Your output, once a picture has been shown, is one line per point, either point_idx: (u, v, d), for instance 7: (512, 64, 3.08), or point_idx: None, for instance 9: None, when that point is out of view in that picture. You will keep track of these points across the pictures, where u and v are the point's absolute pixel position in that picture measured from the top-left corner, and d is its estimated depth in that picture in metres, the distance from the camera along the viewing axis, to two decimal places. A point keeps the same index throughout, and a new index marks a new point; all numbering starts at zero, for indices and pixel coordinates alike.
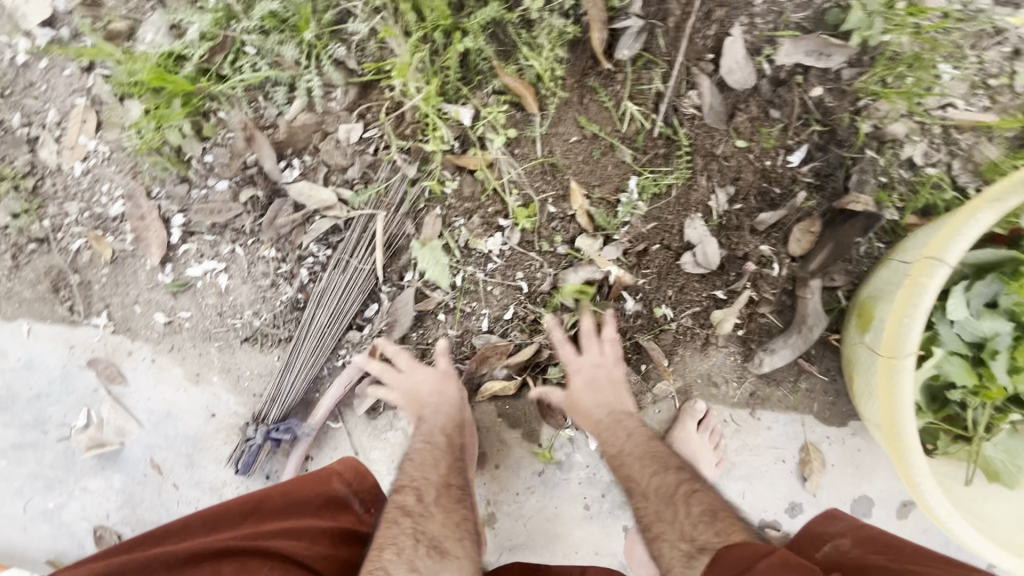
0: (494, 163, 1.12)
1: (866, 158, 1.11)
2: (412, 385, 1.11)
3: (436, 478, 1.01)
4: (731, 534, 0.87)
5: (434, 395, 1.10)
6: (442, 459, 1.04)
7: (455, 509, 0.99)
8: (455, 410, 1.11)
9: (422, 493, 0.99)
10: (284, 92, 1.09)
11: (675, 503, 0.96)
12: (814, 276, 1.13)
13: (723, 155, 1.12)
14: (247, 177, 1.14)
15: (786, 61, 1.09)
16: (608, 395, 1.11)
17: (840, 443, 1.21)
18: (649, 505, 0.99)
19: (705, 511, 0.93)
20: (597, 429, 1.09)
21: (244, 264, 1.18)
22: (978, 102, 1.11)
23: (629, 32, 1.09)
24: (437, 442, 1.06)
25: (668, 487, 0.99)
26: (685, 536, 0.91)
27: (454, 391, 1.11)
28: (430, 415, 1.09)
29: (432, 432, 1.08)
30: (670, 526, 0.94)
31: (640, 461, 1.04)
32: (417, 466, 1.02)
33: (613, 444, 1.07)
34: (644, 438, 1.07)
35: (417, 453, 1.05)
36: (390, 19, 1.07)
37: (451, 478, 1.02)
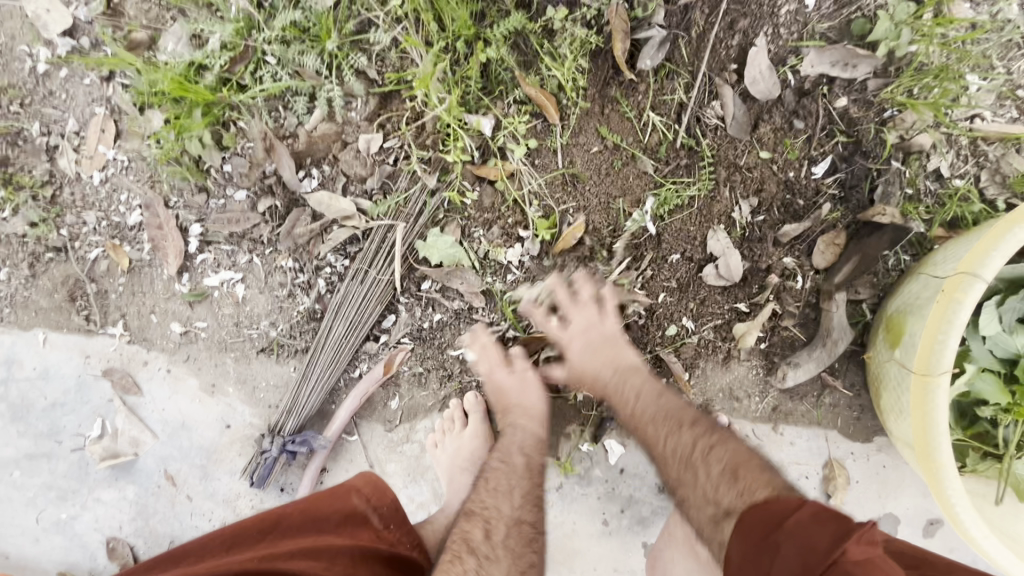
0: (515, 174, 1.11)
1: (892, 169, 1.10)
2: (499, 390, 1.13)
3: (508, 513, 1.02)
4: (753, 494, 0.84)
5: (518, 404, 1.11)
6: (518, 488, 1.05)
7: (521, 554, 0.99)
8: (535, 427, 1.10)
9: (491, 523, 1.00)
10: (304, 102, 1.08)
11: (694, 464, 0.93)
12: (838, 289, 1.12)
13: (747, 166, 1.11)
14: (265, 186, 1.13)
15: (810, 71, 1.08)
16: (610, 356, 1.08)
17: (865, 459, 1.19)
18: (670, 469, 0.96)
19: (727, 471, 0.89)
20: (604, 390, 1.07)
21: (261, 274, 1.17)
22: (1005, 113, 1.09)
23: (652, 43, 1.08)
24: (513, 464, 1.06)
25: (684, 448, 0.95)
26: (709, 498, 0.89)
27: (535, 398, 1.12)
28: (514, 425, 1.10)
29: (507, 453, 1.08)
30: (694, 490, 0.92)
31: (653, 420, 1.00)
32: (492, 492, 1.03)
33: (623, 403, 1.04)
34: (650, 394, 1.03)
35: (494, 474, 1.06)
36: (412, 29, 1.06)
37: (522, 514, 1.03)
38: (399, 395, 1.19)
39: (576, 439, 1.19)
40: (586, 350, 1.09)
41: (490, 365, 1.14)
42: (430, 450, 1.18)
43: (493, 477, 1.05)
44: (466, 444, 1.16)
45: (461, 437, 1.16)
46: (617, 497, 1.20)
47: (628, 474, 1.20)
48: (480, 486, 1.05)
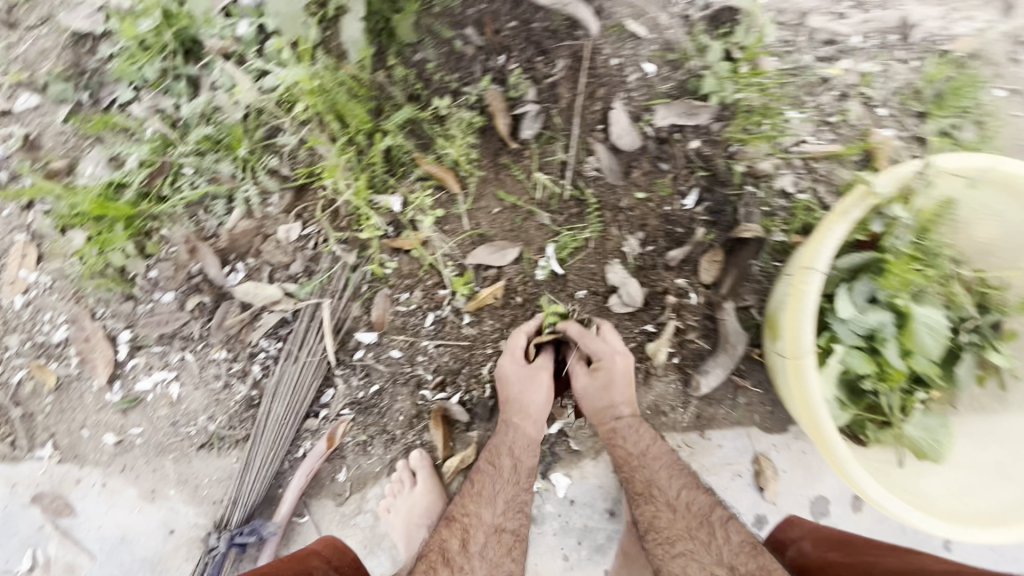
0: (427, 241, 1.22)
1: (748, 193, 1.29)
2: (506, 378, 1.15)
3: (487, 521, 1.07)
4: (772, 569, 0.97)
5: (523, 395, 1.14)
6: (501, 494, 1.10)
7: (499, 560, 1.05)
8: (531, 429, 1.14)
9: (469, 531, 1.06)
10: (223, 204, 1.17)
11: (711, 524, 1.04)
12: (726, 299, 1.28)
13: (628, 207, 1.28)
14: (192, 286, 1.19)
15: (662, 123, 1.28)
16: (623, 390, 1.14)
17: (786, 449, 1.29)
18: (680, 520, 1.05)
19: (747, 545, 1.01)
20: (613, 425, 1.13)
21: (195, 370, 1.20)
22: (825, 136, 1.33)
23: (528, 116, 1.27)
24: (501, 469, 1.11)
25: (702, 505, 1.07)
26: (722, 560, 1.00)
27: (537, 399, 1.14)
28: (511, 423, 1.14)
29: (505, 450, 1.13)
30: (696, 545, 1.03)
31: (668, 470, 1.10)
32: (478, 499, 1.09)
33: (637, 447, 1.12)
34: (661, 451, 1.13)
35: (479, 481, 1.12)
36: (317, 130, 1.19)
37: (502, 522, 1.08)
38: (346, 467, 1.22)
39: None
40: (617, 383, 1.14)
41: (511, 349, 1.17)
42: (383, 516, 1.20)
43: (478, 483, 1.11)
44: (417, 501, 1.18)
45: (410, 496, 1.19)
46: (571, 529, 1.25)
47: (579, 504, 1.25)
48: (466, 493, 1.11)
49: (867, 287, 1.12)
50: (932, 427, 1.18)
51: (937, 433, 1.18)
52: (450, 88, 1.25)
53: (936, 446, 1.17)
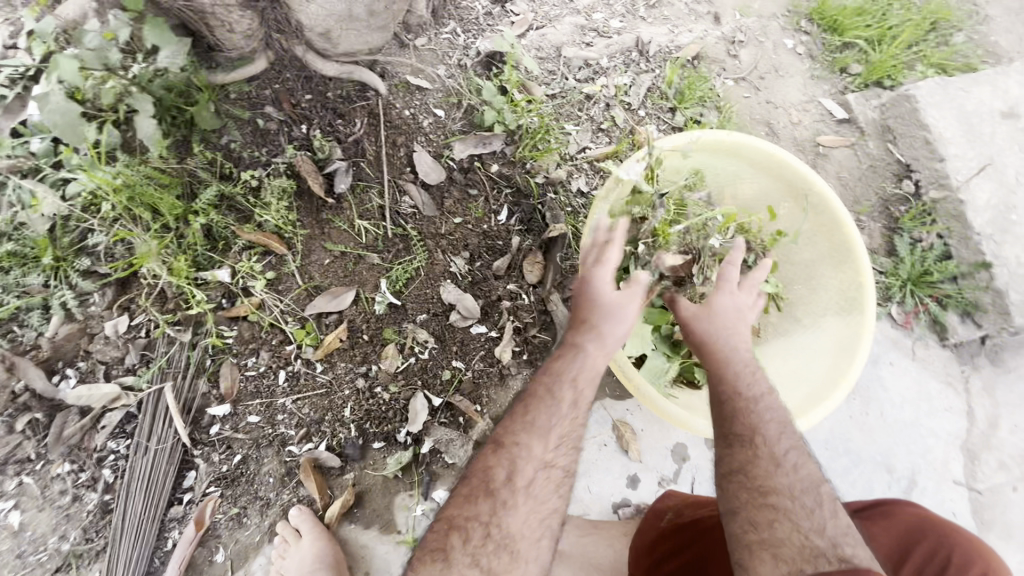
0: (263, 304, 1.28)
1: (549, 199, 1.49)
2: (591, 293, 1.07)
3: (537, 454, 0.97)
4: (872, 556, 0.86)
5: (603, 315, 1.06)
6: (556, 427, 0.99)
7: (545, 499, 0.97)
8: (599, 358, 1.04)
9: (519, 464, 0.97)
10: (39, 314, 1.16)
11: (817, 497, 0.94)
12: (553, 292, 1.44)
13: (448, 232, 1.42)
14: (20, 405, 1.15)
15: (462, 155, 1.46)
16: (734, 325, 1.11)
17: (640, 410, 1.45)
18: (776, 480, 0.95)
19: (850, 528, 0.91)
20: (724, 359, 1.08)
21: (37, 491, 1.15)
22: (601, 141, 1.57)
23: (339, 172, 1.38)
24: (561, 398, 1.01)
25: (807, 476, 0.97)
26: (819, 533, 0.89)
27: (615, 328, 1.06)
28: (584, 348, 1.04)
29: (573, 376, 1.02)
30: (792, 510, 0.92)
31: (778, 429, 1.02)
32: (534, 426, 0.99)
33: (748, 391, 1.05)
34: (782, 414, 1.04)
35: (534, 406, 1.00)
36: (128, 223, 1.23)
37: (556, 462, 0.98)
38: (223, 546, 1.20)
39: (408, 506, 1.28)
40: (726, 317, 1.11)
41: (604, 271, 1.08)
42: None
43: (536, 408, 1.00)
44: (307, 552, 1.16)
45: (298, 550, 1.17)
46: None
47: None
48: (513, 419, 1.01)
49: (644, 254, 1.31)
50: None
51: None
52: (260, 162, 1.35)
53: None
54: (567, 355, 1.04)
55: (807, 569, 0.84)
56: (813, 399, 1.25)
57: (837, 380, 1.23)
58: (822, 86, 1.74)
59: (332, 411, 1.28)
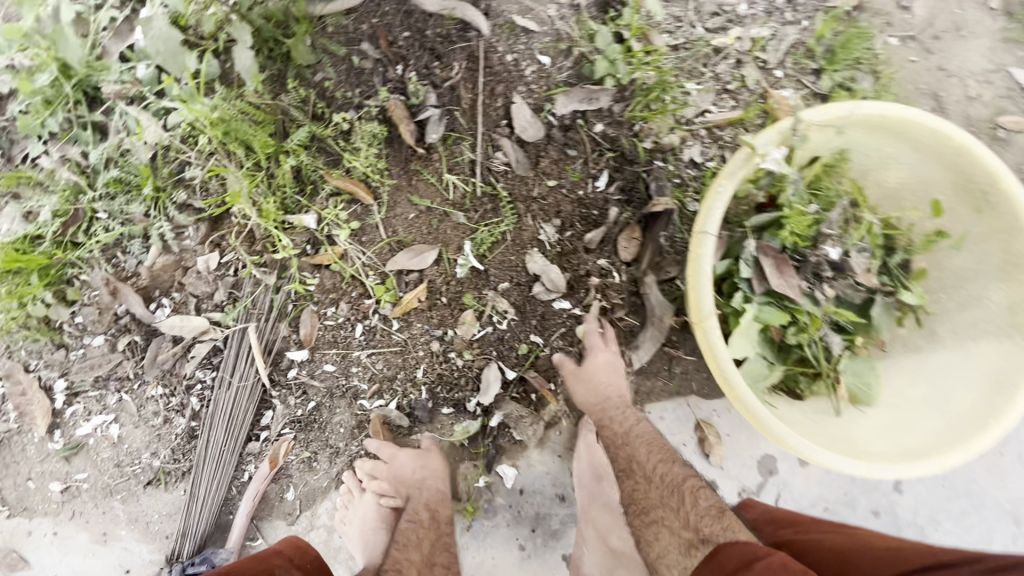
0: (346, 255, 1.25)
1: (656, 168, 1.33)
2: (399, 471, 1.20)
3: (419, 559, 1.09)
4: (736, 530, 1.02)
5: (419, 469, 1.19)
6: (426, 538, 1.13)
7: None
8: (441, 486, 1.20)
9: (402, 575, 1.06)
10: (139, 243, 1.19)
11: (681, 491, 1.09)
12: (648, 273, 1.30)
13: (540, 196, 1.30)
14: (121, 326, 1.21)
15: (564, 110, 1.31)
16: (607, 377, 1.22)
17: (727, 413, 1.32)
18: (654, 489, 1.12)
19: (713, 509, 1.06)
20: (606, 407, 1.19)
21: (134, 409, 1.22)
22: (725, 104, 1.36)
23: (432, 121, 1.29)
24: (422, 518, 1.16)
25: (675, 477, 1.11)
26: (688, 524, 1.05)
27: (436, 465, 1.21)
28: (416, 489, 1.19)
29: (419, 505, 1.17)
30: (672, 514, 1.08)
31: (648, 446, 1.15)
32: (404, 546, 1.12)
33: (622, 427, 1.18)
34: (648, 432, 1.18)
35: (403, 534, 1.14)
36: (223, 159, 1.21)
37: (434, 558, 1.10)
38: (293, 485, 1.23)
39: (472, 476, 1.26)
40: (602, 368, 1.23)
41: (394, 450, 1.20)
42: (338, 528, 1.20)
43: (403, 532, 1.14)
44: (370, 509, 1.18)
45: (361, 504, 1.19)
46: (525, 518, 1.26)
47: (529, 493, 1.27)
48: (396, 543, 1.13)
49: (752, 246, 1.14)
50: (861, 371, 1.21)
51: (867, 376, 1.20)
52: (352, 103, 1.27)
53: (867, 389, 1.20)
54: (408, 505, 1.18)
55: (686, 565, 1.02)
56: (951, 439, 1.07)
57: (987, 422, 1.04)
58: (1015, 53, 1.40)
59: (405, 371, 1.25)
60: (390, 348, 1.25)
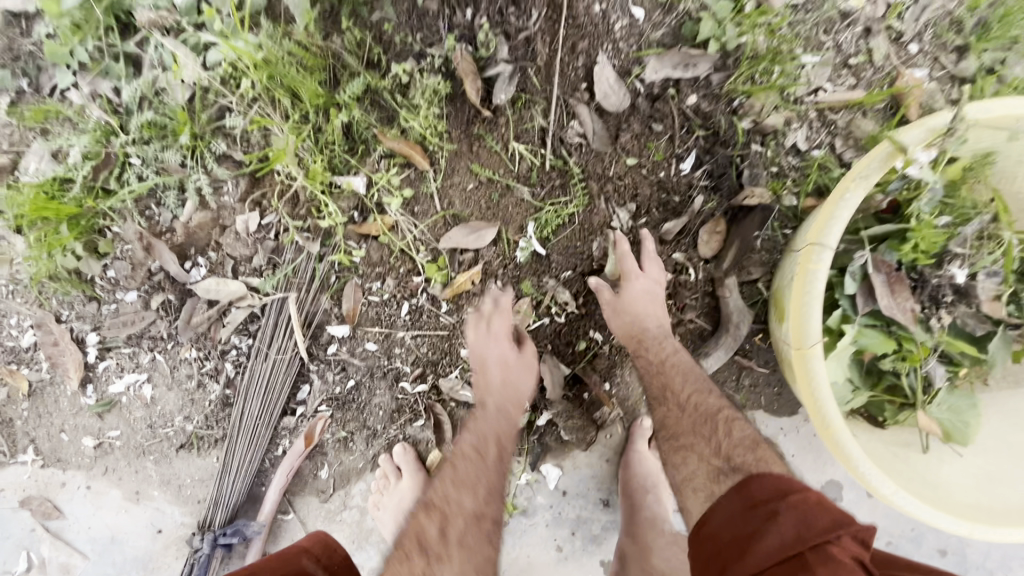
0: (396, 226, 1.13)
1: (752, 153, 1.15)
2: (484, 361, 1.08)
3: (469, 508, 0.99)
4: (767, 465, 0.89)
5: (500, 386, 1.07)
6: (483, 480, 1.01)
7: (478, 548, 0.96)
8: (516, 411, 1.07)
9: (448, 519, 0.97)
10: (175, 195, 1.09)
11: (715, 422, 0.97)
12: (729, 274, 1.16)
13: (617, 175, 1.15)
14: (155, 283, 1.14)
15: (655, 77, 1.13)
16: (653, 306, 1.08)
17: (795, 432, 1.20)
18: (684, 419, 0.99)
19: (748, 441, 0.95)
20: (643, 338, 1.06)
21: (167, 370, 1.16)
22: (844, 82, 1.16)
23: (501, 77, 1.12)
24: (486, 453, 1.03)
25: (709, 407, 0.99)
26: (719, 452, 0.94)
27: (526, 387, 1.09)
28: (497, 408, 1.07)
29: (489, 428, 1.05)
30: (703, 442, 0.96)
31: (683, 377, 1.03)
32: (456, 484, 1.00)
33: (662, 354, 1.05)
34: (690, 364, 1.05)
35: (460, 462, 1.02)
36: (266, 107, 1.07)
37: (486, 510, 0.99)
38: (328, 463, 1.18)
39: (513, 473, 1.19)
40: (643, 297, 1.08)
41: (489, 334, 1.09)
42: (372, 512, 1.17)
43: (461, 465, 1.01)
44: (405, 496, 1.13)
45: (397, 491, 1.14)
46: (565, 520, 1.20)
47: (571, 495, 1.20)
48: (446, 471, 1.02)
49: (864, 258, 0.98)
50: (960, 408, 1.07)
51: (966, 415, 1.07)
52: (412, 51, 1.11)
53: (965, 428, 1.06)
54: (473, 422, 1.06)
55: (713, 490, 0.90)
56: None
57: None
58: None
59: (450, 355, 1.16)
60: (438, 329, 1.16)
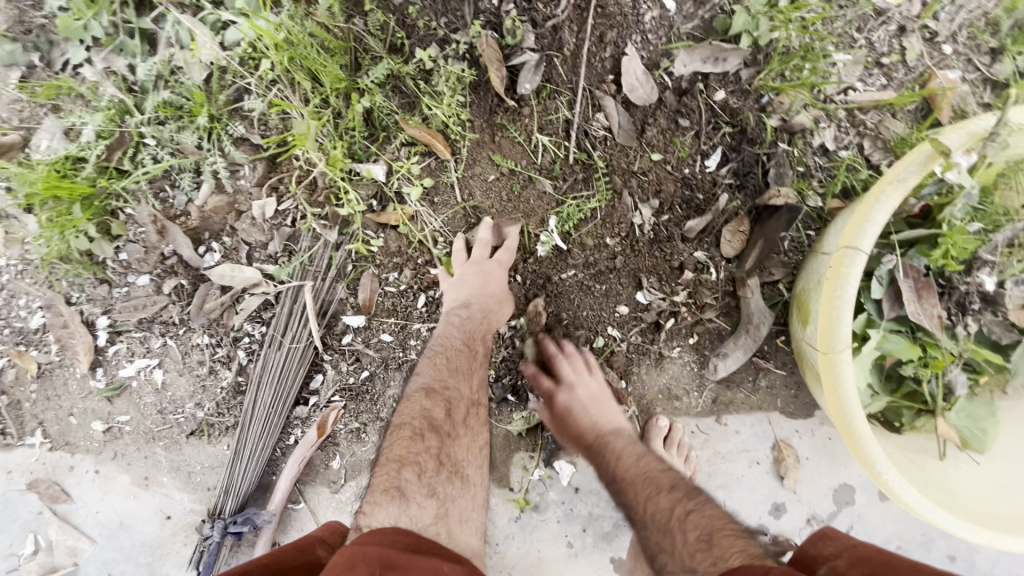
0: (415, 216, 1.11)
1: (780, 152, 1.13)
2: (465, 279, 1.08)
3: (467, 394, 1.04)
4: (726, 560, 0.78)
5: (480, 298, 1.07)
6: (476, 374, 1.06)
7: (477, 428, 1.05)
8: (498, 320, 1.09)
9: (452, 405, 1.02)
10: (190, 178, 1.06)
11: (672, 530, 0.88)
12: (751, 275, 1.13)
13: (641, 170, 1.13)
14: (168, 268, 1.11)
15: (683, 71, 1.11)
16: (586, 416, 1.08)
17: (810, 435, 1.20)
18: (651, 534, 0.91)
19: (704, 535, 0.83)
20: (590, 452, 1.06)
21: (178, 355, 1.14)
22: (875, 82, 1.14)
23: (527, 67, 1.09)
24: (475, 352, 1.06)
25: (663, 511, 0.91)
26: (687, 567, 0.83)
27: (506, 309, 1.09)
28: (483, 313, 1.07)
29: (473, 328, 1.07)
30: (671, 557, 0.86)
31: (633, 485, 0.97)
32: (453, 373, 1.03)
33: (607, 470, 1.02)
34: (637, 460, 1.01)
35: (453, 357, 1.04)
36: (286, 90, 1.05)
37: (480, 396, 1.07)
38: (339, 454, 1.17)
39: (526, 468, 1.18)
40: (576, 411, 1.08)
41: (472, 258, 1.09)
42: None
43: (457, 360, 1.04)
44: None
45: None
46: (576, 517, 1.19)
47: (584, 492, 1.19)
48: (436, 361, 1.04)
49: (892, 263, 0.97)
50: (979, 415, 1.06)
51: (985, 422, 1.05)
52: (436, 36, 1.08)
53: (982, 436, 1.05)
54: (459, 321, 1.06)
55: None
56: None
57: None
58: None
59: None
60: None
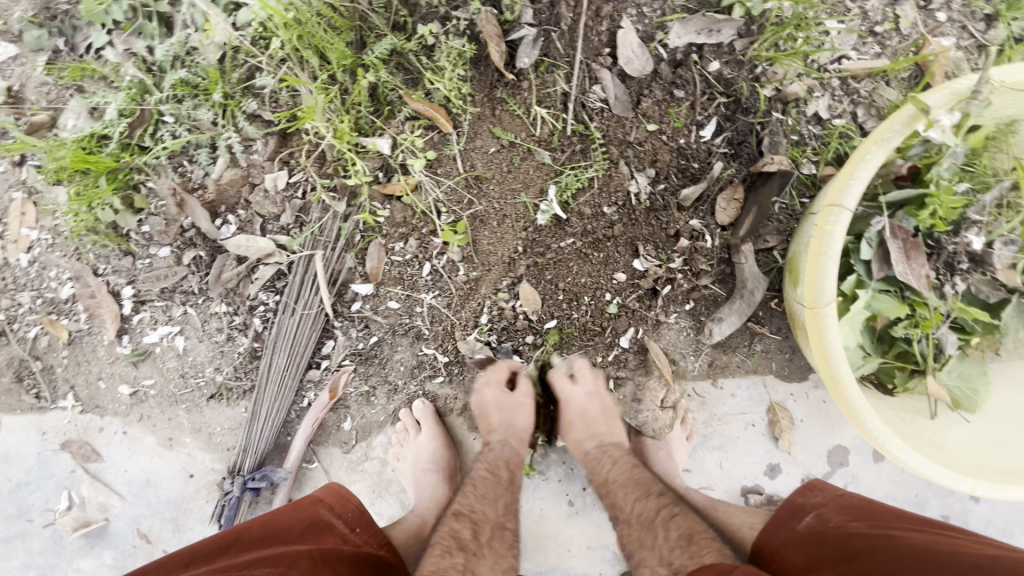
0: (419, 187, 1.16)
1: (773, 120, 1.15)
2: (483, 409, 1.14)
3: (493, 517, 0.98)
4: (703, 557, 0.84)
5: (504, 423, 1.12)
6: (502, 498, 1.02)
7: (504, 553, 0.93)
8: (519, 444, 1.11)
9: (476, 527, 0.94)
10: (206, 153, 1.12)
11: (655, 527, 0.94)
12: (746, 241, 1.16)
13: (637, 141, 1.16)
14: (187, 240, 1.18)
15: (678, 43, 1.14)
16: (584, 428, 1.13)
17: (805, 398, 1.23)
18: (633, 531, 0.97)
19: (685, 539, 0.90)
20: (587, 458, 1.11)
21: (198, 323, 1.21)
22: (868, 50, 1.16)
23: (525, 42, 1.13)
24: (500, 477, 1.05)
25: (647, 510, 0.97)
26: (664, 560, 0.89)
27: (522, 420, 1.13)
28: (502, 442, 1.10)
29: (496, 457, 1.08)
30: (651, 551, 0.92)
31: (623, 487, 1.03)
32: (480, 498, 1.00)
33: (602, 473, 1.08)
34: (631, 470, 1.06)
35: (479, 481, 1.03)
36: (296, 67, 1.10)
37: (505, 521, 0.99)
38: (351, 416, 1.23)
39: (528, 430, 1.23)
40: (577, 417, 1.14)
41: (486, 382, 1.16)
42: (391, 463, 1.20)
43: (484, 484, 1.03)
44: (423, 448, 1.18)
45: (415, 443, 1.18)
46: (577, 476, 1.24)
47: None
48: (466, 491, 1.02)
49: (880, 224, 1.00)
50: (970, 375, 1.08)
51: (976, 381, 1.08)
52: (438, 14, 1.13)
53: (974, 395, 1.07)
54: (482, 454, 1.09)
55: None
56: None
57: None
58: None
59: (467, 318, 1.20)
60: (459, 287, 1.19)
